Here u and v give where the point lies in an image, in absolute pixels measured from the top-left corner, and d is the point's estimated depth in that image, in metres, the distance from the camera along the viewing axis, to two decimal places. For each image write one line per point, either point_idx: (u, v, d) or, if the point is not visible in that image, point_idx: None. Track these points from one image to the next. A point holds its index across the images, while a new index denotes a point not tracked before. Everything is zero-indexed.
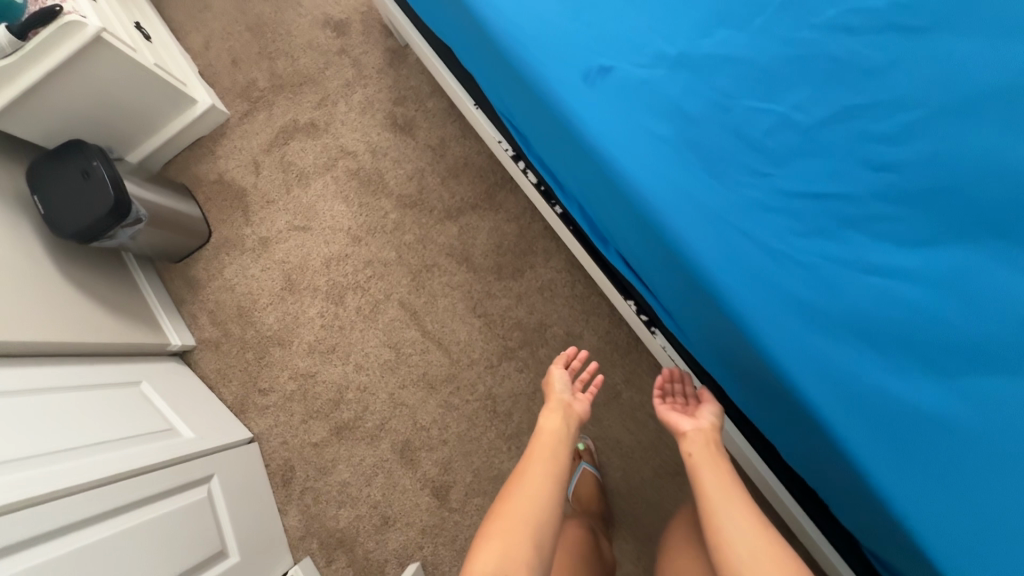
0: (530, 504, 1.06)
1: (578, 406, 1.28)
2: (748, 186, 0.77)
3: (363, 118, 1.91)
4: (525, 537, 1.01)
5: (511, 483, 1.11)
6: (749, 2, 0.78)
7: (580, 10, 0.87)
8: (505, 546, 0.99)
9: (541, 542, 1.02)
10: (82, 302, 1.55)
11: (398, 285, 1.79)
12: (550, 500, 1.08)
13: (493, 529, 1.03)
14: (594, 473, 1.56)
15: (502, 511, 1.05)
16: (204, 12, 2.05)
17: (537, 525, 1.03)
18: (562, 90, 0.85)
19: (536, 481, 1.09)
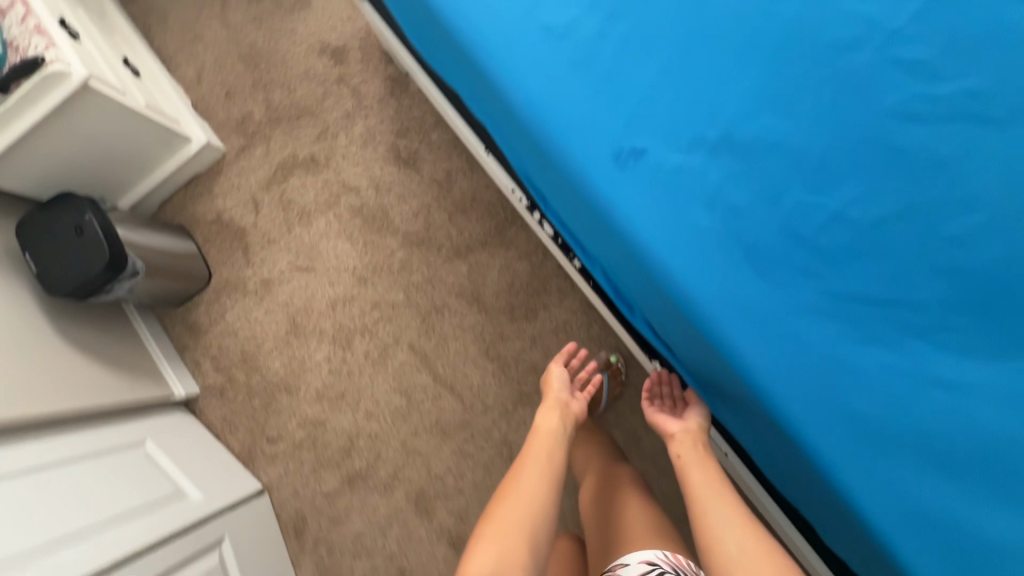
0: (526, 504, 1.01)
1: (574, 406, 1.24)
2: (800, 286, 0.72)
3: (365, 151, 1.83)
4: (521, 539, 0.97)
5: (507, 483, 1.06)
6: (799, 82, 0.71)
7: (609, 82, 0.80)
8: (500, 548, 0.95)
9: (536, 542, 0.98)
10: (81, 362, 1.49)
11: (407, 327, 1.73)
12: (546, 501, 1.03)
13: (487, 530, 0.98)
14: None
15: (498, 511, 1.01)
16: (195, 43, 1.97)
17: (533, 525, 0.99)
18: (592, 173, 0.79)
19: (531, 481, 1.05)
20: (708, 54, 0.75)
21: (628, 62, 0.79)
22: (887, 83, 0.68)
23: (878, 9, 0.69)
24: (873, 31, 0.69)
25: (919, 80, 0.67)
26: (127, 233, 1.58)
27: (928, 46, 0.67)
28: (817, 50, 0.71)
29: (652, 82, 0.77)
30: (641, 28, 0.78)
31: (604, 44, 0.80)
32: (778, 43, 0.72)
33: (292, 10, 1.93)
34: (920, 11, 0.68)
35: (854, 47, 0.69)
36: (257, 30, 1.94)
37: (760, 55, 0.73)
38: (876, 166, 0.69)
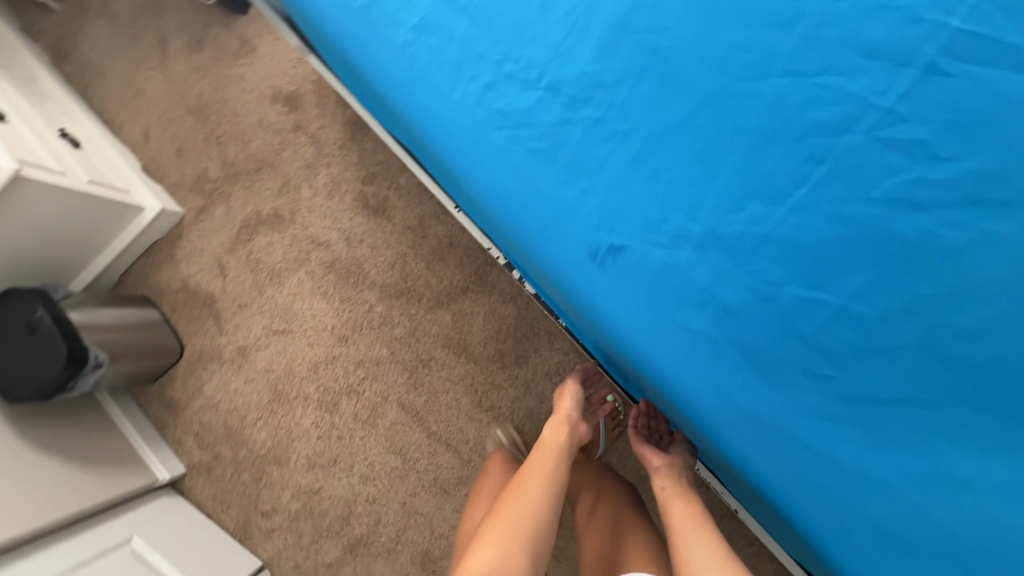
0: (528, 515, 0.98)
1: (582, 426, 1.19)
2: (802, 387, 0.68)
3: (331, 202, 1.74)
4: (520, 551, 0.94)
5: (511, 490, 1.02)
6: (787, 169, 0.65)
7: (580, 174, 0.73)
8: (499, 558, 0.92)
9: (534, 553, 0.95)
10: (49, 466, 1.41)
11: (394, 385, 1.66)
12: (547, 516, 1.00)
13: (487, 535, 0.95)
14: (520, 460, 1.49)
15: (500, 517, 0.98)
16: (137, 98, 1.85)
17: (534, 535, 0.96)
18: (573, 274, 0.77)
19: (535, 491, 1.02)
20: (685, 139, 0.68)
21: (596, 151, 0.72)
22: (883, 166, 0.62)
23: (868, 84, 0.62)
24: (864, 109, 0.62)
25: (920, 161, 0.61)
26: (83, 315, 1.50)
27: (926, 124, 0.61)
28: (800, 134, 0.64)
29: (628, 172, 0.71)
30: (609, 113, 0.70)
31: (573, 130, 0.72)
32: (760, 126, 0.66)
33: (238, 55, 1.81)
34: (915, 84, 0.61)
35: (845, 128, 0.63)
36: (202, 79, 1.82)
37: (742, 140, 0.66)
38: (875, 258, 0.64)
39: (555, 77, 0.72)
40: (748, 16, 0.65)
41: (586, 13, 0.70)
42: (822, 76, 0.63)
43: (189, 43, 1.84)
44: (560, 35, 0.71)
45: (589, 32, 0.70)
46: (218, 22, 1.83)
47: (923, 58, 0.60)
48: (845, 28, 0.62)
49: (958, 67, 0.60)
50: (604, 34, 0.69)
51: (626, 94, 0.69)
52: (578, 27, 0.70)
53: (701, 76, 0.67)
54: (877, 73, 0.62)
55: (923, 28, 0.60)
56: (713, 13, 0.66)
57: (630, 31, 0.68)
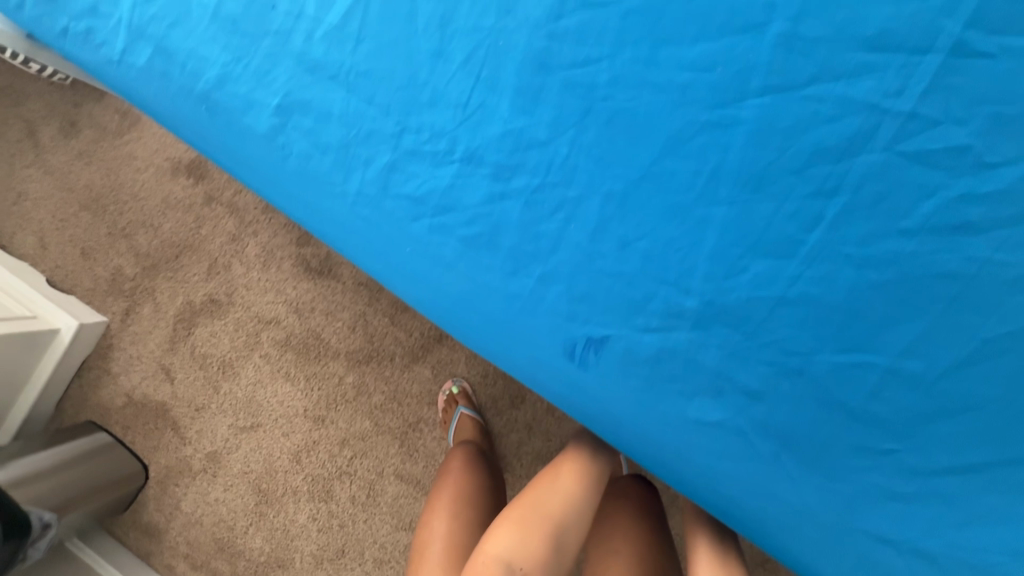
0: (560, 496, 0.85)
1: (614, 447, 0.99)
2: (864, 472, 0.54)
3: (268, 273, 1.54)
4: (548, 536, 0.80)
5: (541, 475, 0.90)
6: (796, 212, 0.49)
7: (529, 260, 0.56)
8: (522, 540, 0.78)
9: (562, 543, 0.80)
10: None
11: (387, 457, 1.50)
12: (579, 509, 0.86)
13: (509, 516, 0.82)
14: (474, 415, 1.40)
15: (522, 502, 0.85)
16: (21, 202, 1.61)
17: (566, 521, 0.83)
18: (550, 376, 0.62)
19: (566, 479, 0.88)
20: (652, 195, 0.52)
21: (542, 226, 0.55)
22: (914, 186, 0.47)
23: (878, 85, 0.46)
24: (879, 119, 0.46)
25: (963, 173, 0.46)
26: (7, 473, 1.29)
27: (965, 123, 0.45)
28: (798, 165, 0.48)
29: (591, 249, 0.54)
30: (551, 176, 0.54)
31: (508, 207, 0.55)
32: (747, 165, 0.49)
33: (122, 132, 1.58)
34: (942, 73, 0.44)
35: (858, 146, 0.47)
36: (88, 167, 1.59)
37: (728, 183, 0.50)
38: (925, 306, 0.49)
39: (472, 142, 0.55)
40: (702, 24, 0.48)
41: (491, 55, 0.53)
42: (815, 85, 0.47)
43: (62, 128, 1.59)
44: (465, 88, 0.54)
45: (500, 80, 0.53)
46: (90, 97, 1.59)
47: (946, 39, 0.44)
48: (834, 15, 0.46)
49: (992, 43, 0.43)
50: (519, 79, 0.53)
51: (566, 151, 0.53)
52: (484, 80, 0.53)
53: (656, 112, 0.51)
54: (889, 68, 0.45)
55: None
56: (654, 27, 0.50)
57: (554, 67, 0.52)
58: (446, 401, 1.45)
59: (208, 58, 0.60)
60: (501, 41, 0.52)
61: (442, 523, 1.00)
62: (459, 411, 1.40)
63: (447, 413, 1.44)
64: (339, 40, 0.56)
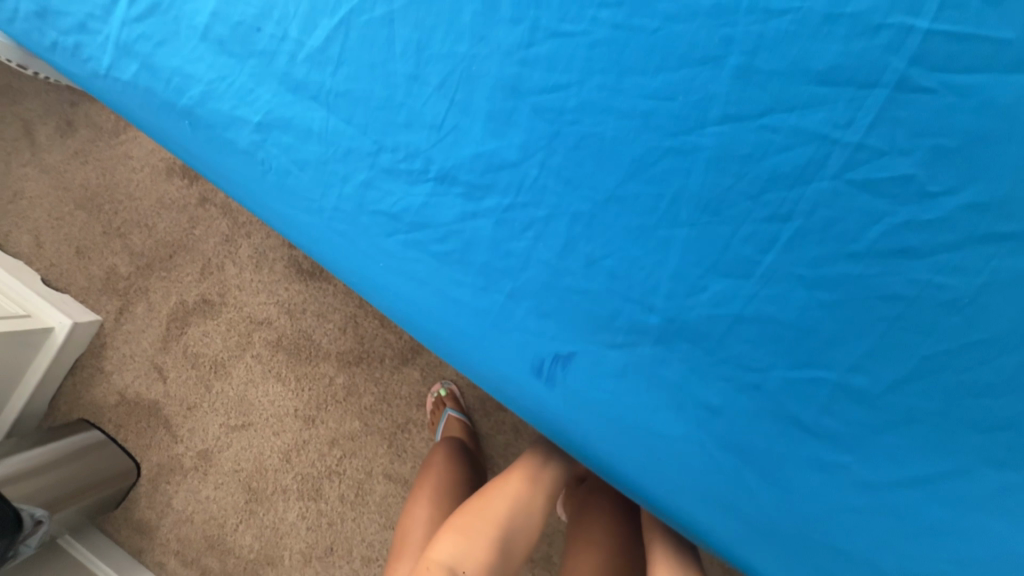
0: (509, 500, 0.88)
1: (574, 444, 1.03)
2: (821, 486, 0.57)
3: (261, 274, 1.56)
4: (493, 540, 0.83)
5: (491, 481, 0.92)
6: (751, 236, 0.55)
7: (503, 277, 0.60)
8: (466, 544, 0.81)
9: (510, 544, 0.84)
10: None
11: (376, 457, 1.52)
12: (525, 514, 0.89)
13: (455, 521, 0.85)
14: (461, 418, 1.41)
15: (471, 506, 0.87)
16: (16, 201, 1.62)
17: (511, 525, 0.86)
18: (518, 396, 0.65)
19: (516, 482, 0.91)
20: (619, 216, 0.57)
21: (516, 245, 0.59)
22: (862, 213, 0.53)
23: (830, 118, 0.52)
24: (829, 148, 0.52)
25: (908, 201, 0.52)
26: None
27: (907, 154, 0.51)
28: (755, 191, 0.54)
29: (558, 267, 0.59)
30: (520, 197, 0.58)
31: (480, 225, 0.59)
32: (708, 192, 0.55)
33: (117, 131, 1.60)
34: (888, 106, 0.51)
35: (810, 174, 0.53)
36: (84, 166, 1.60)
37: (689, 207, 0.56)
38: (869, 324, 0.54)
39: (447, 161, 0.58)
40: (665, 54, 0.54)
41: (464, 81, 0.57)
42: (770, 116, 0.53)
43: (58, 128, 1.61)
44: (441, 108, 0.57)
45: (473, 104, 0.57)
46: (86, 97, 1.61)
47: (891, 74, 0.50)
48: (787, 54, 0.52)
49: (934, 79, 0.50)
50: (492, 104, 0.57)
51: (537, 172, 0.58)
52: (462, 103, 0.57)
53: (629, 139, 0.56)
54: (839, 101, 0.52)
55: (884, 39, 0.50)
56: (620, 59, 0.55)
57: (531, 93, 0.56)
58: (434, 403, 1.48)
59: (193, 76, 0.62)
60: (473, 67, 0.57)
61: (423, 512, 1.03)
62: (447, 413, 1.41)
63: (435, 414, 1.47)
64: (322, 62, 0.58)
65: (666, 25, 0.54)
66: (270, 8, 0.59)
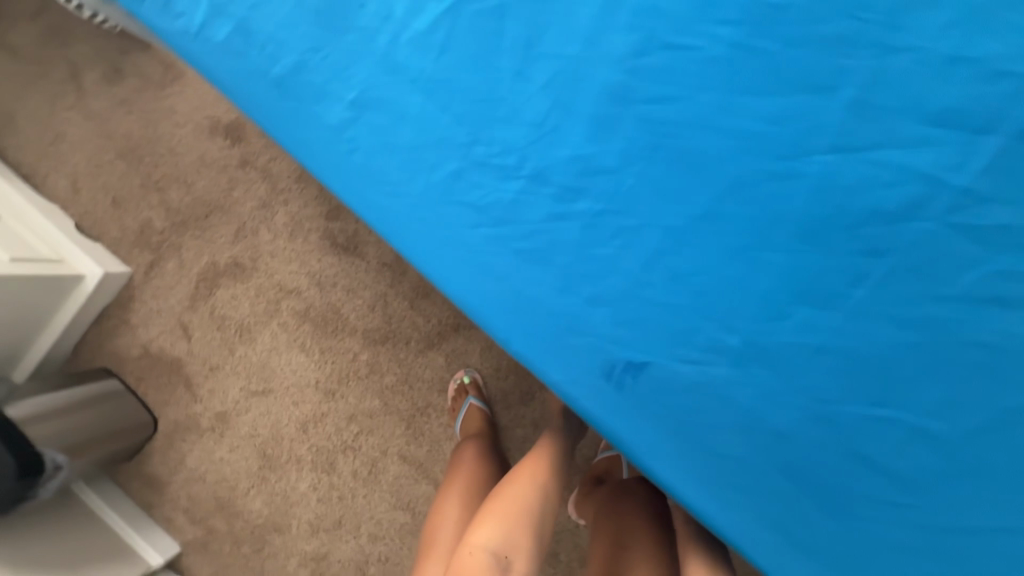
0: (536, 486, 0.92)
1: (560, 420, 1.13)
2: (881, 524, 0.57)
3: (295, 244, 1.54)
4: (528, 527, 0.85)
5: (515, 471, 0.95)
6: (839, 266, 0.54)
7: (582, 280, 0.58)
8: (505, 529, 0.83)
9: (541, 530, 0.87)
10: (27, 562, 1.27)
11: (393, 437, 1.52)
12: (550, 500, 0.92)
13: (492, 509, 0.86)
14: (483, 407, 1.42)
15: (504, 494, 0.89)
16: (57, 145, 1.61)
17: (542, 512, 0.89)
18: (575, 396, 0.63)
19: (540, 470, 0.95)
20: (710, 233, 0.56)
21: (601, 253, 0.57)
22: (963, 259, 0.51)
23: (942, 159, 0.50)
24: (936, 190, 0.51)
25: (1008, 252, 0.50)
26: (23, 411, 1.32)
27: (1018, 204, 0.49)
28: (856, 223, 0.53)
29: (642, 279, 0.57)
30: (610, 205, 0.56)
31: (568, 227, 0.57)
32: (807, 220, 0.54)
33: (164, 84, 1.58)
34: (1003, 154, 0.49)
35: (913, 213, 0.51)
36: (128, 116, 1.59)
37: (786, 232, 0.54)
38: (955, 371, 0.53)
39: (542, 161, 0.56)
40: (777, 78, 0.52)
41: (569, 83, 0.54)
42: (879, 150, 0.51)
43: (106, 75, 1.59)
44: (545, 107, 0.55)
45: (576, 108, 0.55)
46: (136, 46, 1.59)
47: (1011, 122, 0.48)
48: (904, 91, 0.50)
49: None
50: (595, 108, 0.55)
51: (631, 182, 0.56)
52: (564, 104, 0.55)
53: (730, 158, 0.54)
54: (952, 144, 0.50)
55: (1007, 86, 0.48)
56: (731, 76, 0.53)
57: (637, 101, 0.54)
58: (456, 389, 1.46)
59: (286, 43, 0.60)
60: (583, 70, 0.54)
61: (454, 511, 1.04)
62: (468, 402, 1.41)
63: (456, 401, 1.46)
64: (428, 47, 0.56)
65: (784, 48, 0.52)
66: None
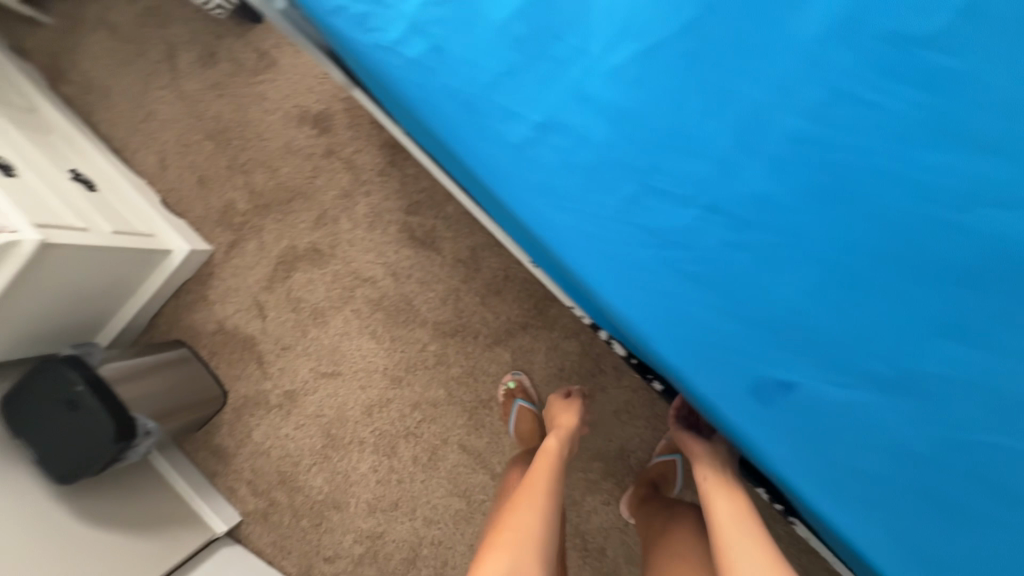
0: (538, 510, 0.93)
1: (551, 441, 1.12)
2: (1010, 547, 0.61)
3: (373, 235, 1.60)
4: (537, 555, 0.86)
5: (515, 499, 0.97)
6: (981, 304, 0.60)
7: (742, 301, 0.63)
8: (513, 560, 0.84)
9: (549, 556, 0.88)
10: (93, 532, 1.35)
11: (454, 427, 1.58)
12: (554, 520, 0.94)
13: (497, 542, 0.88)
14: (532, 409, 1.48)
15: (508, 526, 0.91)
16: (149, 121, 1.67)
17: (549, 537, 0.90)
18: (724, 412, 0.64)
19: (539, 495, 0.96)
20: (864, 266, 0.61)
21: (762, 277, 0.63)
22: None
23: None
24: None
25: None
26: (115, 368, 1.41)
27: None
28: (998, 267, 0.59)
29: (799, 304, 0.62)
30: (776, 235, 0.62)
31: (734, 253, 0.62)
32: (956, 261, 0.60)
33: (257, 70, 1.63)
34: None
35: None
36: (220, 99, 1.64)
37: (935, 271, 0.60)
38: None
39: (716, 194, 0.62)
40: (938, 134, 0.59)
41: (751, 124, 0.61)
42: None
43: (201, 57, 1.65)
44: (727, 145, 0.62)
45: (755, 146, 0.61)
46: (231, 32, 1.64)
47: None
48: None
49: None
50: (772, 148, 0.61)
51: (798, 215, 0.61)
52: (746, 143, 0.61)
53: (889, 200, 0.60)
54: None
55: None
56: (895, 129, 0.60)
57: (817, 147, 0.61)
58: (504, 395, 1.52)
59: (484, 67, 0.66)
60: (765, 114, 0.61)
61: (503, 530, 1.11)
62: (517, 405, 1.47)
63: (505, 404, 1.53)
64: (621, 82, 0.63)
65: (946, 109, 0.59)
66: (576, 25, 0.64)
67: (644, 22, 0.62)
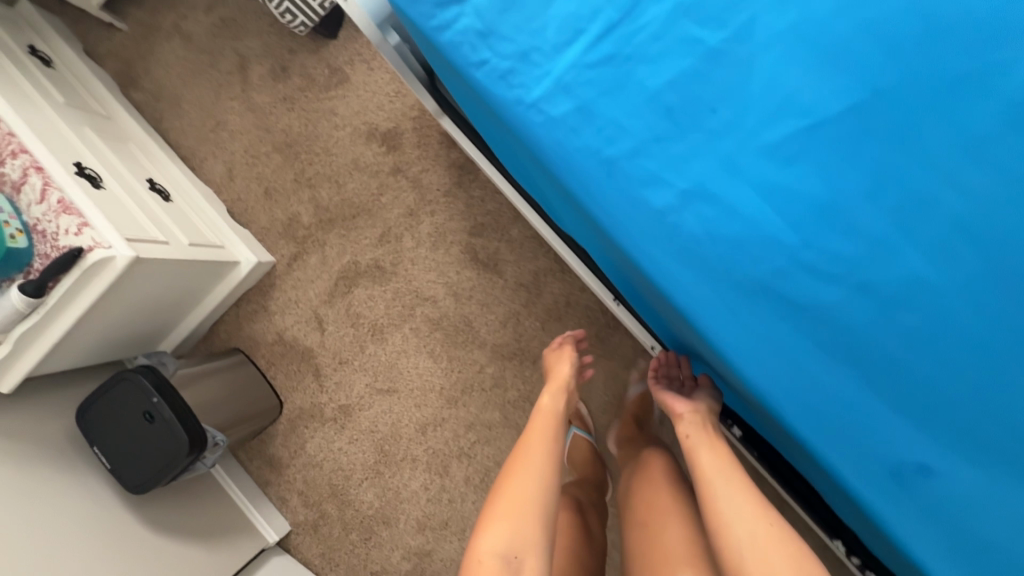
0: (537, 474, 0.90)
1: (546, 401, 1.07)
2: None
3: (436, 255, 1.61)
4: (539, 521, 0.84)
5: (511, 464, 0.92)
6: None
7: (881, 379, 0.64)
8: (513, 529, 0.82)
9: (551, 519, 0.86)
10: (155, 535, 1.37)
11: (507, 450, 1.58)
12: (555, 480, 0.91)
13: (496, 511, 0.84)
14: (585, 436, 1.43)
15: (506, 492, 0.87)
16: (218, 131, 1.69)
17: (550, 503, 0.87)
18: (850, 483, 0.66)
19: (536, 455, 0.93)
20: (1012, 355, 0.62)
21: (905, 358, 0.64)
22: None
23: None
24: None
25: None
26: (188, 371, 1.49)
27: None
28: None
29: (942, 387, 0.63)
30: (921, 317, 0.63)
31: (876, 330, 0.64)
32: None
33: (328, 86, 1.64)
34: None
35: None
36: (289, 112, 1.66)
37: None
38: None
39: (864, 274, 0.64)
40: None
41: (903, 208, 0.63)
42: None
43: (273, 71, 1.67)
44: (877, 227, 0.64)
45: (906, 230, 0.63)
46: (304, 47, 1.65)
47: None
48: None
49: None
50: (921, 233, 0.63)
51: (944, 299, 0.63)
52: (896, 226, 0.63)
53: None
54: None
55: None
56: None
57: (969, 234, 0.62)
58: None
59: (628, 130, 0.68)
60: (917, 199, 0.63)
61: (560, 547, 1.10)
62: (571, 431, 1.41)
63: None
64: (773, 159, 0.65)
65: None
66: (731, 96, 0.66)
67: (803, 101, 0.65)
